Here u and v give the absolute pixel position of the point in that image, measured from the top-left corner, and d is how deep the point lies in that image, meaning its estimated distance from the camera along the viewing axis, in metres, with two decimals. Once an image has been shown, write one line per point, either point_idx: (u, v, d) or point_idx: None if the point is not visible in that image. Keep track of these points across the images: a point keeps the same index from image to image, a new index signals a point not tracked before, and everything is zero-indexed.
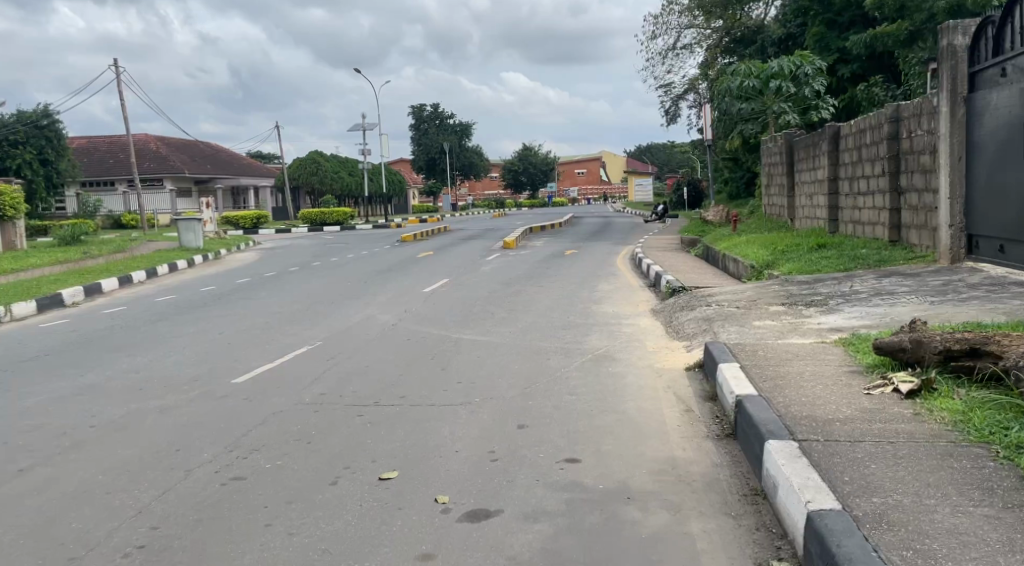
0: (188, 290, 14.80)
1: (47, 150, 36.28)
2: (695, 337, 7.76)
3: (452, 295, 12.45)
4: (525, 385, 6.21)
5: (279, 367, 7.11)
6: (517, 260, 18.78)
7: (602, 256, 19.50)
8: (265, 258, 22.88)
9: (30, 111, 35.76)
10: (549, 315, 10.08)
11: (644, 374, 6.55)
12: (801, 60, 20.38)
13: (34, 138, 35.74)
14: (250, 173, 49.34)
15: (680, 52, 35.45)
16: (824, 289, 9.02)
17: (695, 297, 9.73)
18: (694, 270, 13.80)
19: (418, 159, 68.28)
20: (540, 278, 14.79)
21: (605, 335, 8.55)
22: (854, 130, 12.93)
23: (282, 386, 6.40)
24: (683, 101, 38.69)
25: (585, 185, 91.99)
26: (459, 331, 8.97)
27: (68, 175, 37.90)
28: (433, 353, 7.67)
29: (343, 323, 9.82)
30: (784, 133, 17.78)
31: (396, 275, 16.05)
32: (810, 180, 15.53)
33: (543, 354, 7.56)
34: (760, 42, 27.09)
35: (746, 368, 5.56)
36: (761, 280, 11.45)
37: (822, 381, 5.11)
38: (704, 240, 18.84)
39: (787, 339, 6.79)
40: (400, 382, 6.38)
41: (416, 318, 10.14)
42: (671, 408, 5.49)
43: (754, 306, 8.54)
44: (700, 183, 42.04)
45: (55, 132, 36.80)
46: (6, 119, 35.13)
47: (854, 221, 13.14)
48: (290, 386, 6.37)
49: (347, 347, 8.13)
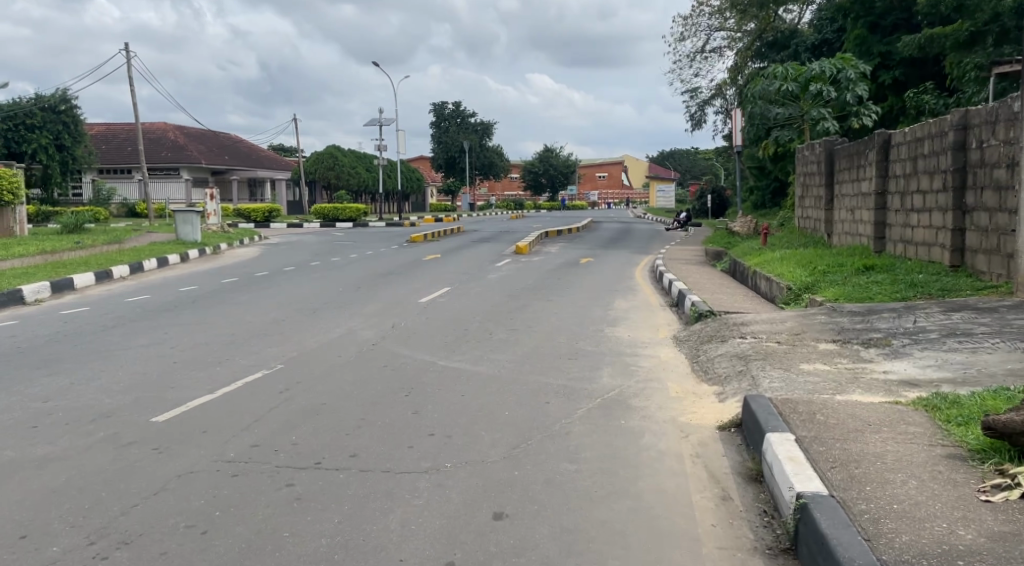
0: (167, 289, 13.57)
1: (63, 135, 35.11)
2: (730, 381, 6.36)
3: (452, 308, 11.14)
4: (514, 445, 4.84)
5: (215, 401, 5.78)
6: (530, 268, 17.41)
7: (620, 266, 18.11)
8: (265, 254, 21.68)
9: (49, 95, 34.85)
10: (556, 340, 8.70)
11: (667, 434, 5.17)
12: (842, 63, 18.97)
13: (51, 123, 34.62)
14: (268, 165, 48.23)
15: (710, 56, 34.04)
16: (882, 324, 7.59)
17: (726, 326, 8.33)
18: (721, 288, 12.42)
19: (439, 157, 67.17)
20: (551, 290, 13.43)
21: (619, 370, 7.17)
22: (908, 139, 11.51)
23: (208, 430, 5.07)
24: (710, 107, 37.33)
25: (607, 189, 90.59)
26: (447, 358, 7.62)
27: (83, 161, 36.73)
28: (409, 387, 6.33)
29: (318, 340, 8.51)
30: (823, 140, 16.33)
31: (396, 280, 14.76)
32: (852, 192, 14.07)
33: (541, 396, 6.18)
34: (793, 48, 25.53)
35: (804, 441, 4.20)
36: (800, 306, 10.12)
37: (914, 474, 3.71)
38: (731, 253, 17.40)
39: (849, 394, 5.38)
40: (355, 430, 5.02)
41: (403, 336, 8.79)
42: (703, 493, 4.10)
43: (799, 343, 7.15)
44: (724, 192, 40.62)
45: (73, 117, 35.70)
46: (23, 102, 34.12)
47: (904, 242, 11.70)
48: (217, 431, 5.04)
49: (309, 373, 6.80)
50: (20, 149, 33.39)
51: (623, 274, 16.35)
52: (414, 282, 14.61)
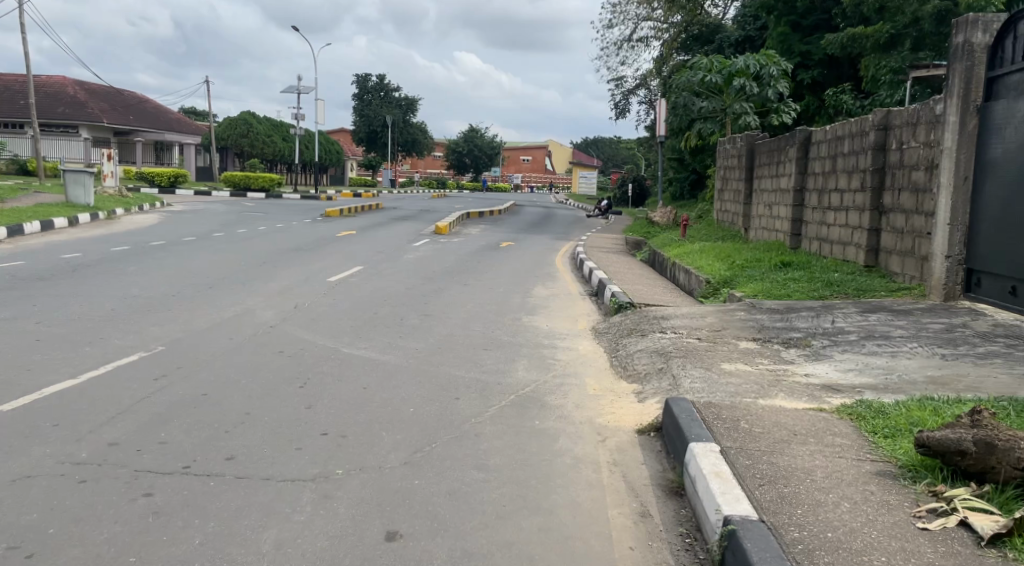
0: (48, 255, 12.53)
1: None
2: (649, 379, 6.05)
3: (361, 289, 10.58)
4: (415, 449, 4.46)
5: (77, 393, 5.29)
6: (447, 249, 16.89)
7: (539, 251, 17.80)
8: (165, 222, 20.52)
9: None
10: (470, 327, 8.28)
11: (583, 438, 4.83)
12: (766, 59, 18.81)
13: None
14: (177, 127, 46.02)
15: (636, 45, 33.98)
16: (801, 323, 7.40)
17: (647, 319, 8.07)
18: (641, 279, 12.23)
19: (359, 129, 65.52)
20: (467, 274, 12.98)
21: (535, 363, 6.79)
22: (829, 137, 11.48)
23: (60, 426, 4.60)
24: (634, 97, 37.43)
25: (530, 172, 90.47)
26: (350, 345, 7.11)
27: None
28: (304, 379, 5.86)
29: (209, 320, 7.88)
30: (744, 134, 16.32)
31: (303, 257, 14.05)
32: (771, 188, 14.06)
33: (449, 391, 5.77)
34: (717, 43, 25.61)
35: (729, 455, 3.91)
36: (718, 301, 9.98)
37: (847, 495, 3.42)
38: (651, 244, 17.29)
39: (771, 399, 5.11)
40: (238, 427, 4.67)
41: (304, 319, 8.22)
42: (621, 509, 3.75)
43: (720, 340, 6.90)
44: (645, 182, 40.86)
45: None
46: None
47: (820, 240, 11.68)
48: (72, 427, 4.58)
49: (193, 360, 6.25)
50: None
51: (542, 259, 16.03)
52: (323, 258, 13.95)
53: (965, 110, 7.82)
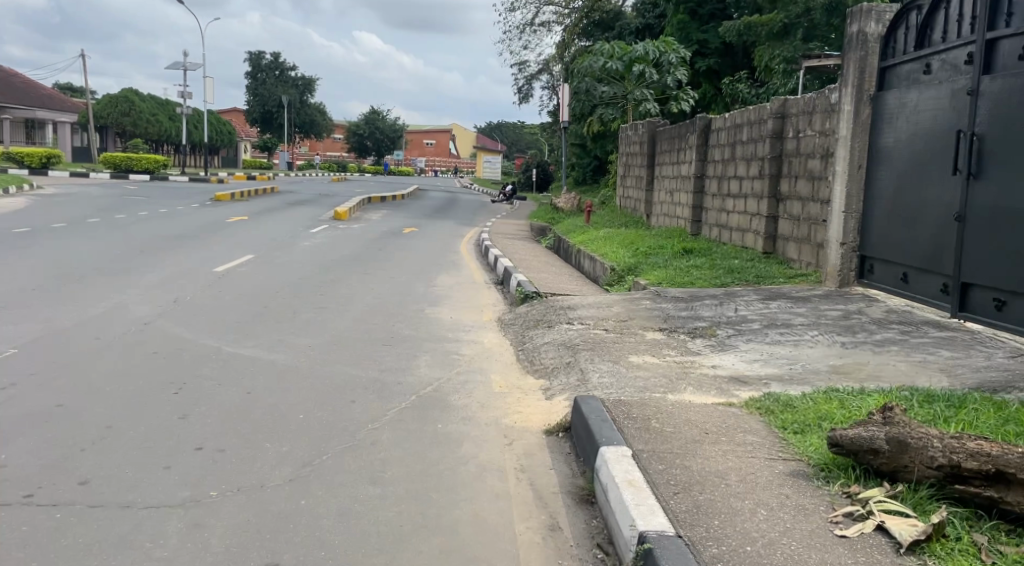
0: None
1: None
2: (557, 374, 5.86)
3: (252, 280, 10.03)
4: (303, 463, 4.23)
5: None
6: (346, 235, 16.35)
7: (443, 237, 17.47)
8: (37, 206, 19.15)
9: None
10: (368, 321, 7.91)
11: (488, 442, 4.62)
12: (665, 46, 19.03)
13: None
14: (54, 105, 43.21)
15: (539, 29, 33.84)
16: (706, 311, 7.33)
17: (554, 309, 7.88)
18: (546, 266, 12.07)
19: (254, 110, 63.20)
20: (367, 262, 12.53)
21: (437, 359, 6.51)
22: (728, 124, 11.56)
23: None
24: (536, 81, 37.37)
25: (433, 156, 89.56)
26: (238, 344, 6.68)
27: None
28: (180, 383, 5.49)
29: (76, 317, 7.29)
30: (646, 120, 16.35)
31: (188, 245, 13.29)
32: (672, 174, 14.16)
33: (344, 393, 5.46)
34: (618, 29, 25.70)
35: (642, 459, 3.74)
36: (622, 289, 9.92)
37: (761, 501, 3.31)
38: (555, 230, 17.20)
39: (681, 393, 4.98)
40: (100, 444, 4.38)
41: (186, 315, 7.70)
42: (529, 523, 3.63)
43: (627, 331, 6.77)
44: (549, 166, 40.93)
45: None
46: None
47: (720, 226, 11.78)
48: None
49: (51, 364, 5.78)
50: None
51: (446, 246, 15.68)
52: (211, 246, 13.24)
53: (859, 99, 7.84)
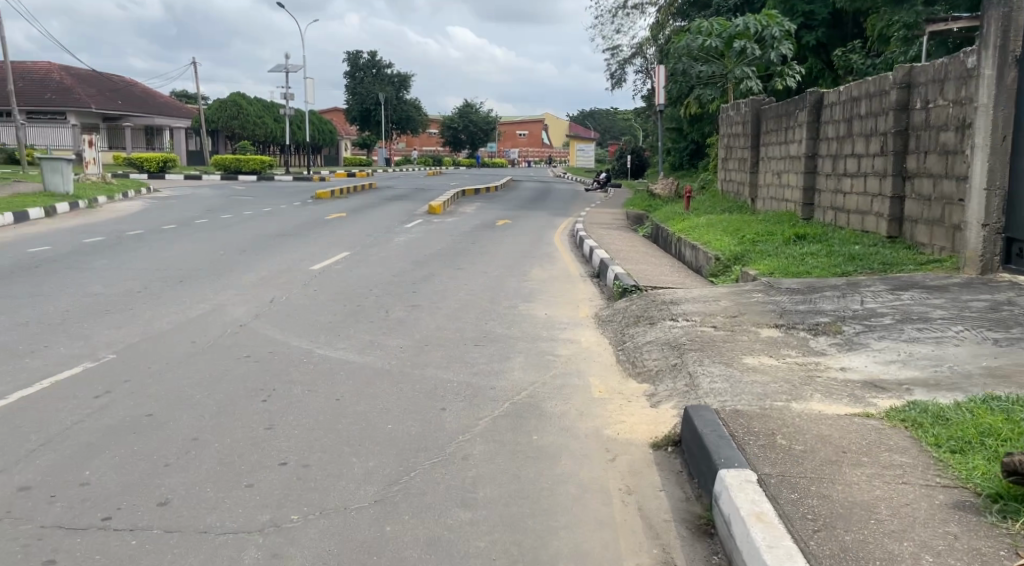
0: (15, 250, 11.87)
1: None
2: (662, 378, 5.32)
3: (345, 277, 9.86)
4: (390, 481, 3.85)
5: (14, 410, 4.71)
6: (440, 229, 16.15)
7: (537, 229, 17.03)
8: (147, 209, 19.76)
9: None
10: (460, 319, 7.56)
11: (589, 457, 4.15)
12: (767, 20, 17.75)
13: None
14: (168, 112, 44.97)
15: (631, 12, 32.96)
16: (827, 305, 6.62)
17: (656, 304, 7.34)
18: (646, 257, 11.47)
19: (352, 108, 64.30)
20: (461, 256, 12.23)
21: (532, 361, 6.07)
22: (843, 98, 10.67)
23: None
24: (630, 66, 36.50)
25: (527, 147, 89.32)
26: (326, 346, 6.41)
27: None
28: (268, 390, 5.21)
29: (173, 320, 7.19)
30: (749, 99, 15.46)
31: (286, 243, 13.32)
32: (779, 155, 13.30)
33: (433, 400, 5.09)
34: (715, 7, 24.63)
35: (770, 487, 3.19)
36: (729, 280, 9.25)
37: (926, 544, 2.73)
38: (653, 218, 16.51)
39: (807, 403, 4.38)
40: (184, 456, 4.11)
41: (278, 316, 7.52)
42: (641, 560, 3.15)
43: (740, 328, 6.16)
44: (644, 152, 39.99)
45: None
46: None
47: (836, 209, 10.91)
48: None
49: (143, 370, 5.58)
50: None
51: (541, 238, 15.24)
52: (307, 244, 13.24)
53: (1002, 63, 6.96)
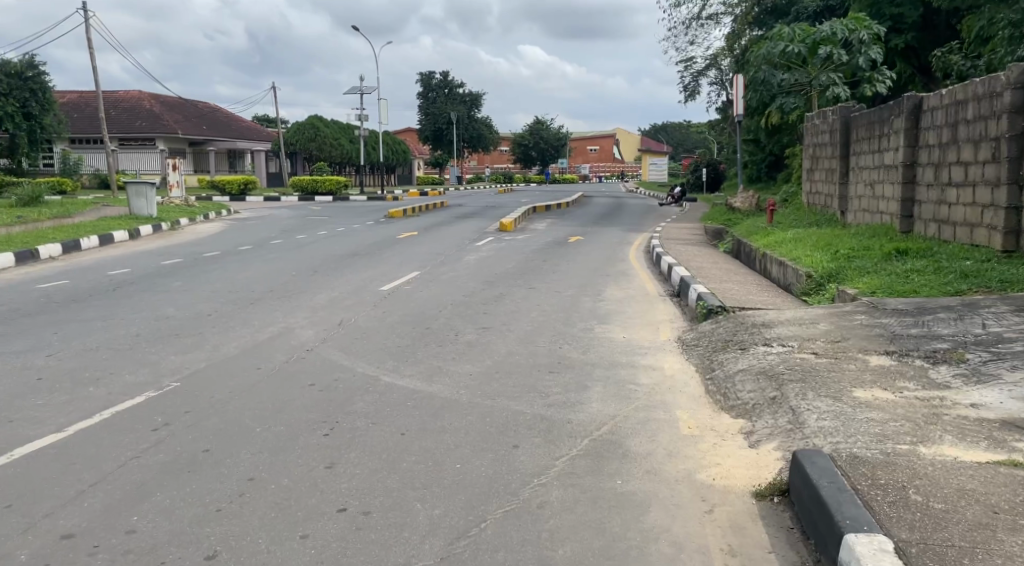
0: (94, 272, 11.95)
1: (31, 104, 31.81)
2: (760, 413, 4.76)
3: (415, 299, 9.53)
4: (459, 534, 3.43)
5: (67, 444, 4.46)
6: (512, 247, 15.79)
7: (612, 245, 16.50)
8: (225, 230, 19.99)
9: (14, 60, 31.19)
10: (534, 343, 7.11)
11: (683, 508, 3.63)
12: (855, 24, 17.28)
13: (17, 91, 31.26)
14: (249, 136, 46.11)
15: (705, 23, 32.24)
16: (942, 328, 5.95)
17: (746, 328, 6.76)
18: (729, 275, 10.83)
19: (425, 128, 64.92)
20: (534, 275, 11.81)
21: (612, 391, 5.57)
22: (946, 101, 9.89)
23: (25, 494, 3.80)
24: (704, 78, 35.76)
25: (598, 163, 88.74)
26: (393, 373, 6.05)
27: (55, 131, 33.76)
28: (332, 422, 4.84)
29: (239, 345, 6.94)
30: (837, 107, 14.66)
31: (357, 262, 13.14)
32: (872, 165, 12.49)
33: (505, 435, 4.64)
34: (794, 15, 23.77)
35: (912, 560, 2.66)
36: (824, 299, 8.57)
37: None
38: (734, 232, 15.80)
39: (937, 447, 3.80)
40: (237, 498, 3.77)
41: (345, 340, 7.21)
42: None
43: (844, 355, 5.56)
44: (719, 165, 39.08)
45: (42, 85, 32.25)
46: None
47: (939, 221, 10.11)
48: (37, 499, 3.74)
49: (203, 399, 5.29)
50: None
51: (615, 255, 14.70)
52: (379, 264, 13.02)
53: None
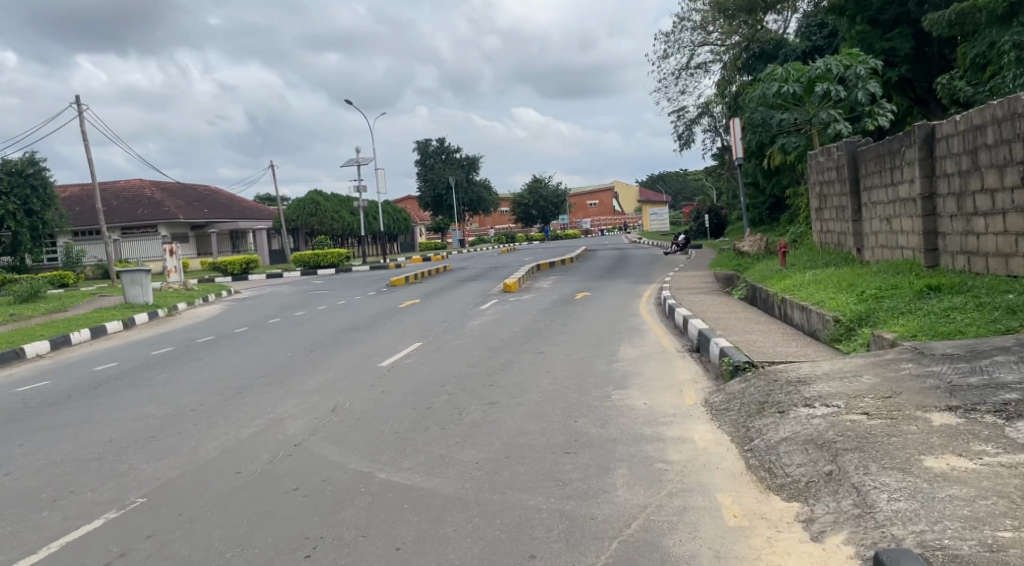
0: (79, 370, 11.34)
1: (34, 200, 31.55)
2: (818, 493, 4.06)
3: (416, 374, 8.86)
4: None
5: None
6: (517, 309, 15.17)
7: (621, 300, 15.86)
8: (224, 313, 19.45)
9: (16, 158, 31.02)
10: (547, 418, 6.43)
11: None
12: (849, 59, 16.90)
13: (20, 188, 31.00)
14: (251, 216, 46.04)
15: (695, 72, 32.13)
16: (1006, 374, 5.25)
17: (781, 386, 6.04)
18: (749, 325, 10.17)
19: (424, 195, 64.96)
20: (542, 338, 11.14)
21: (639, 474, 4.84)
22: (961, 126, 9.32)
23: None
24: (698, 126, 35.59)
25: (598, 216, 88.65)
26: (389, 467, 5.36)
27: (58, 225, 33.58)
28: (316, 539, 4.19)
29: (220, 445, 6.28)
30: (842, 143, 14.12)
31: (357, 338, 12.51)
32: (887, 199, 11.88)
33: (519, 542, 3.95)
34: (784, 57, 23.47)
35: None
36: (857, 346, 7.87)
37: None
38: (747, 278, 15.13)
39: None
40: None
41: (337, 429, 6.53)
42: None
43: (902, 415, 4.84)
44: (721, 211, 38.68)
45: (44, 181, 32.03)
46: None
47: (968, 253, 9.46)
48: None
49: (171, 519, 4.64)
50: None
51: (626, 310, 14.03)
52: (380, 338, 12.39)
53: None
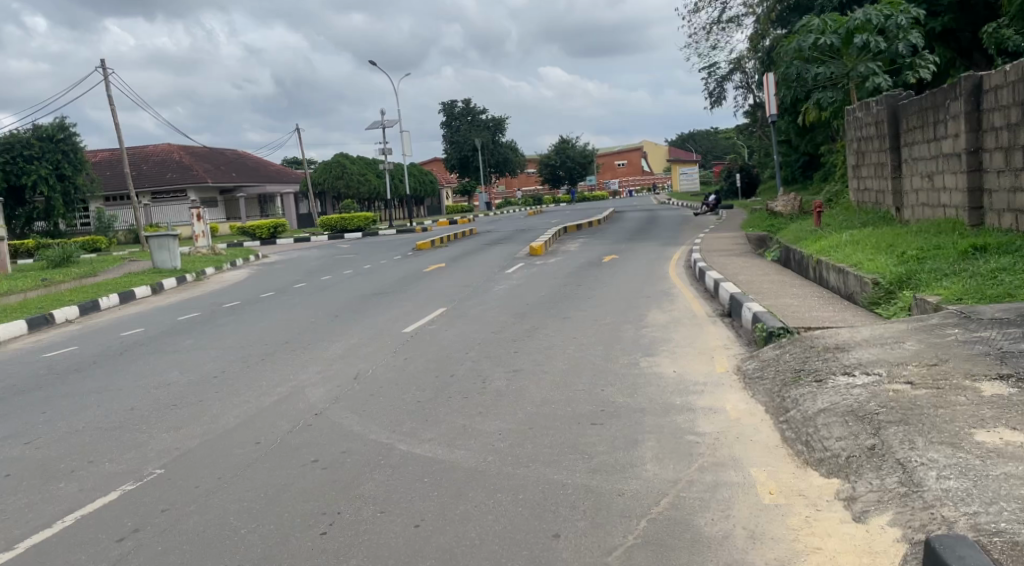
0: (106, 335, 11.33)
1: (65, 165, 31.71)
2: (860, 469, 3.82)
3: (440, 340, 8.69)
4: None
5: None
6: (544, 272, 14.94)
7: (650, 262, 15.56)
8: (251, 277, 19.44)
9: (47, 123, 31.14)
10: (573, 387, 6.23)
11: None
12: (890, 8, 16.03)
13: (51, 153, 31.15)
14: (279, 179, 46.03)
15: (727, 27, 31.26)
16: None
17: (818, 354, 5.77)
18: (783, 287, 9.85)
19: (451, 157, 64.56)
20: (568, 302, 10.91)
21: (668, 447, 4.62)
22: (1011, 77, 8.83)
23: None
24: (728, 83, 34.77)
25: (626, 177, 87.68)
26: (410, 438, 5.20)
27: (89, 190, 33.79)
28: (333, 514, 4.05)
29: (241, 414, 6.17)
30: (881, 97, 13.58)
31: (382, 302, 12.37)
32: (929, 155, 11.41)
33: (542, 520, 3.77)
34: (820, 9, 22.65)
35: None
36: (898, 309, 7.54)
37: None
38: (780, 238, 14.74)
39: None
40: None
41: (358, 398, 6.38)
42: None
43: (950, 385, 4.56)
44: (752, 170, 37.93)
45: (75, 146, 32.18)
46: (19, 132, 30.64)
47: (1016, 210, 9.04)
48: None
49: (187, 492, 4.53)
50: (21, 182, 30.28)
51: (655, 273, 13.75)
52: (405, 302, 12.25)
53: None
